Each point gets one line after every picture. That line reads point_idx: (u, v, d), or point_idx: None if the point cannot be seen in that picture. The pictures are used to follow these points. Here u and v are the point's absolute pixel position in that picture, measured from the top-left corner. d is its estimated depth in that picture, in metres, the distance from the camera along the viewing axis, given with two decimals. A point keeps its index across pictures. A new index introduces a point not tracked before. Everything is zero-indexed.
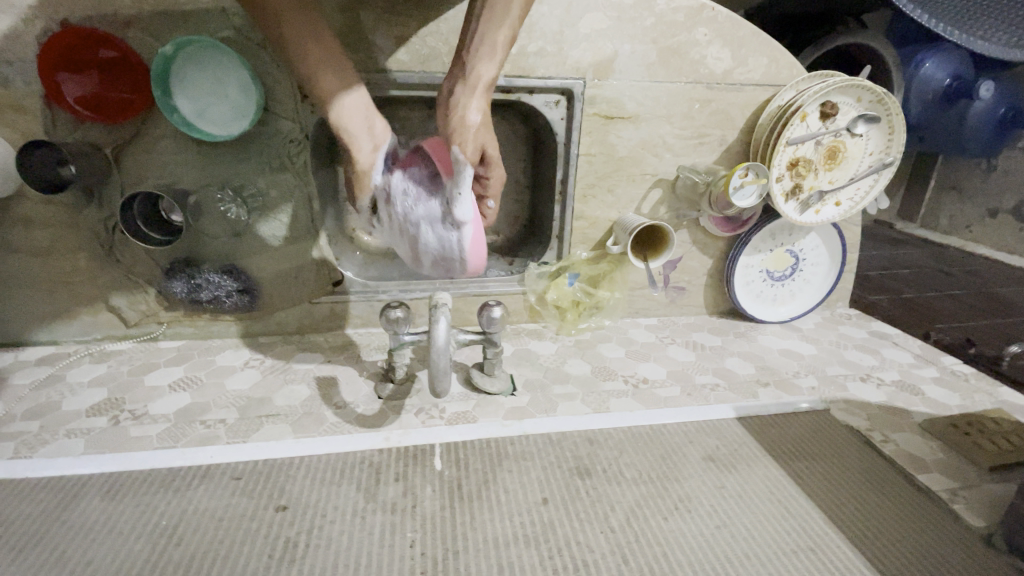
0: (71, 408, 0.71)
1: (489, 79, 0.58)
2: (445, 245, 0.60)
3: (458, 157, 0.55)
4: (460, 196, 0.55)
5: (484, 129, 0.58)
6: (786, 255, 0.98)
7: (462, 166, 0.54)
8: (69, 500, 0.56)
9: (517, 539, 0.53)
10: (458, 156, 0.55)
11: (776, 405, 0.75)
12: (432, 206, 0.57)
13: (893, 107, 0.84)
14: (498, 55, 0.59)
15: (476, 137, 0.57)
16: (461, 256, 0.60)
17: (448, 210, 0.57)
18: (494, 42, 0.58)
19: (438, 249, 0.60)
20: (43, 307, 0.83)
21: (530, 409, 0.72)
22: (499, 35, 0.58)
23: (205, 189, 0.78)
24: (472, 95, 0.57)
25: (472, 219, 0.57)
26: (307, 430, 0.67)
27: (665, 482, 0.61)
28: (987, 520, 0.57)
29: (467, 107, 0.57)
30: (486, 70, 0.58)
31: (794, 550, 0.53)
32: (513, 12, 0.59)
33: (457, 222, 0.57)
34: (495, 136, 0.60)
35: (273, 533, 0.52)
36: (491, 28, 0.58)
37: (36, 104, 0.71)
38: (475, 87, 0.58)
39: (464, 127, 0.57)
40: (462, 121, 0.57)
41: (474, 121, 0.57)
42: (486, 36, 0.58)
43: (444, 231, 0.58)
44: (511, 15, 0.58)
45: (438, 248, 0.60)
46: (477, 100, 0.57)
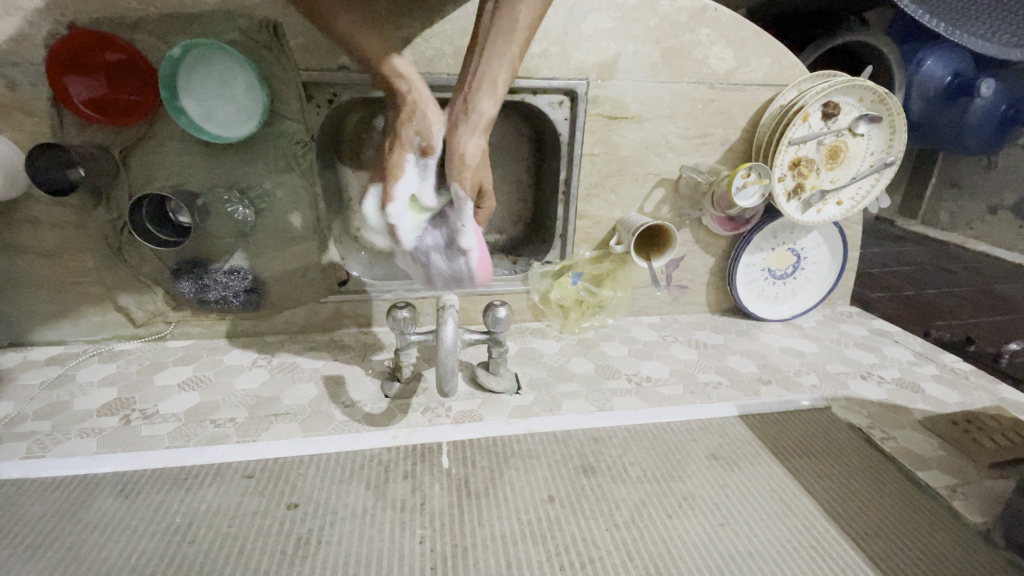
0: (82, 408, 0.72)
1: (490, 116, 0.59)
2: (453, 270, 0.66)
3: (459, 196, 0.59)
4: (464, 229, 0.62)
5: (482, 166, 0.60)
6: (787, 253, 0.98)
7: (465, 204, 0.59)
8: (83, 498, 0.57)
9: (524, 536, 0.54)
10: (459, 194, 0.59)
11: (778, 403, 0.76)
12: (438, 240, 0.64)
13: (894, 107, 0.85)
14: (498, 92, 0.60)
15: (475, 174, 0.59)
16: (468, 277, 0.67)
17: (453, 240, 0.64)
18: (495, 79, 0.59)
19: (446, 273, 0.66)
20: (52, 307, 0.83)
21: (535, 408, 0.73)
22: (500, 73, 0.59)
23: (212, 191, 0.79)
24: (472, 133, 0.58)
25: (476, 245, 0.64)
26: (316, 429, 0.68)
27: (669, 480, 0.62)
28: (985, 516, 0.58)
29: (467, 145, 0.58)
30: (487, 107, 0.59)
31: (796, 547, 0.54)
32: (513, 49, 0.59)
33: (463, 250, 0.64)
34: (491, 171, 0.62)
35: (284, 530, 0.53)
36: (493, 65, 0.59)
37: (43, 106, 0.71)
38: (477, 124, 0.58)
39: (465, 165, 0.58)
40: (462, 158, 0.58)
41: (473, 159, 0.59)
42: (488, 73, 0.59)
43: (451, 259, 0.64)
44: (511, 53, 0.59)
45: (448, 271, 0.66)
46: (477, 138, 0.59)
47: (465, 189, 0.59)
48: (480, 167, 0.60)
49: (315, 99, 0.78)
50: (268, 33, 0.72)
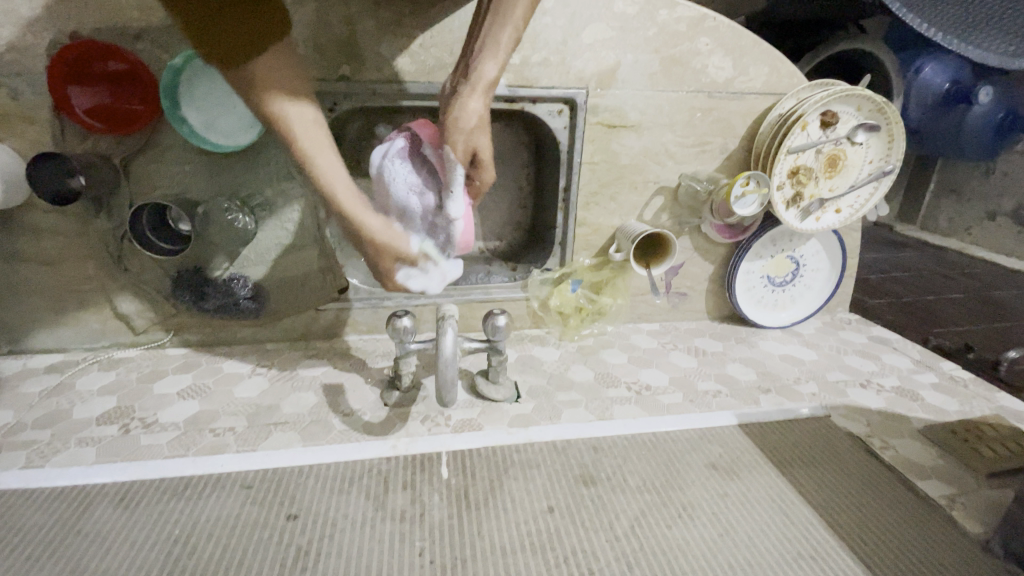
0: (81, 417, 0.72)
1: (492, 78, 0.59)
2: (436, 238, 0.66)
3: (451, 156, 0.59)
4: (452, 197, 0.62)
5: (479, 131, 0.59)
6: (786, 261, 0.98)
7: (453, 167, 0.59)
8: (83, 508, 0.57)
9: (524, 547, 0.54)
10: (449, 156, 0.59)
11: (777, 412, 0.76)
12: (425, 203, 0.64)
13: (892, 116, 0.85)
14: (501, 55, 0.60)
15: (469, 137, 0.58)
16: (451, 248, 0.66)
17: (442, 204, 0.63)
18: (499, 42, 0.60)
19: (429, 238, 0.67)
20: (52, 314, 0.83)
21: (535, 417, 0.73)
22: (504, 35, 0.60)
23: (212, 199, 0.79)
24: (472, 93, 0.58)
25: (462, 216, 0.63)
26: (316, 438, 0.68)
27: (668, 490, 0.62)
28: (984, 526, 0.58)
29: (465, 106, 0.58)
30: (489, 69, 0.59)
31: (795, 558, 0.54)
32: (518, 14, 0.60)
33: (449, 216, 0.63)
34: (490, 136, 0.60)
35: (284, 541, 0.53)
36: (496, 29, 0.60)
37: (45, 115, 0.72)
38: (477, 85, 0.58)
39: (460, 125, 0.58)
40: (458, 118, 0.58)
41: (470, 119, 0.58)
42: (491, 37, 0.60)
43: (436, 224, 0.64)
44: (517, 17, 0.60)
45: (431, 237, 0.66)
46: (477, 98, 0.58)
47: (457, 150, 0.58)
48: (477, 129, 0.58)
49: None
50: None
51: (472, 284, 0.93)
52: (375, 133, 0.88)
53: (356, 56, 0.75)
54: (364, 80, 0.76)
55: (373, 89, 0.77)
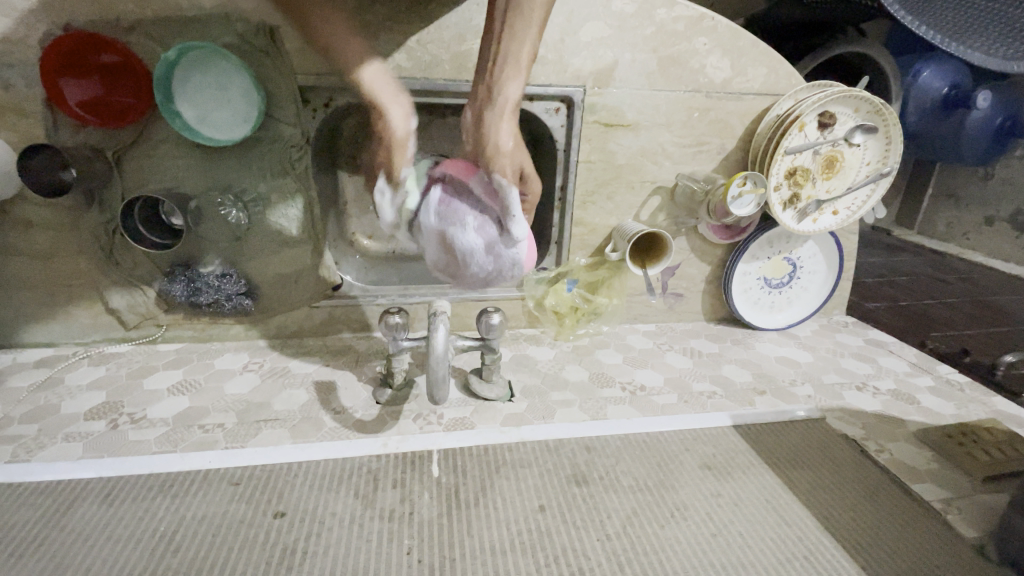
0: (70, 411, 0.71)
1: (517, 98, 0.58)
2: (502, 266, 0.62)
3: (501, 182, 0.57)
4: (514, 218, 0.58)
5: (518, 150, 0.59)
6: (783, 262, 0.98)
7: (507, 191, 0.57)
8: (67, 504, 0.56)
9: (513, 546, 0.53)
10: (500, 183, 0.57)
11: (772, 413, 0.76)
12: (487, 236, 0.59)
13: (890, 118, 0.85)
14: (523, 71, 0.58)
15: (514, 158, 0.57)
16: (514, 270, 0.63)
17: (503, 228, 0.59)
18: (519, 58, 0.58)
19: (498, 270, 0.62)
20: (42, 309, 0.83)
21: (528, 416, 0.73)
22: (523, 50, 0.58)
23: (206, 194, 0.78)
24: (503, 116, 0.57)
25: (525, 236, 0.60)
26: (306, 435, 0.67)
27: (661, 490, 0.61)
28: (979, 530, 0.58)
29: (499, 132, 0.57)
30: (514, 89, 0.58)
31: (789, 558, 0.53)
32: (534, 25, 0.58)
33: (514, 240, 0.60)
34: (530, 154, 0.60)
35: (271, 539, 0.53)
36: (513, 46, 0.57)
37: (37, 107, 0.71)
38: (506, 107, 0.57)
39: (501, 151, 0.57)
40: (496, 145, 0.57)
41: (508, 143, 0.57)
42: (509, 54, 0.58)
43: (503, 252, 0.60)
44: (532, 28, 0.58)
45: (499, 269, 0.62)
46: (509, 121, 0.57)
47: (507, 175, 0.57)
48: (517, 149, 0.58)
49: (311, 103, 0.78)
50: (265, 37, 0.72)
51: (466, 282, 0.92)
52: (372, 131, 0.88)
53: None
54: None
55: None
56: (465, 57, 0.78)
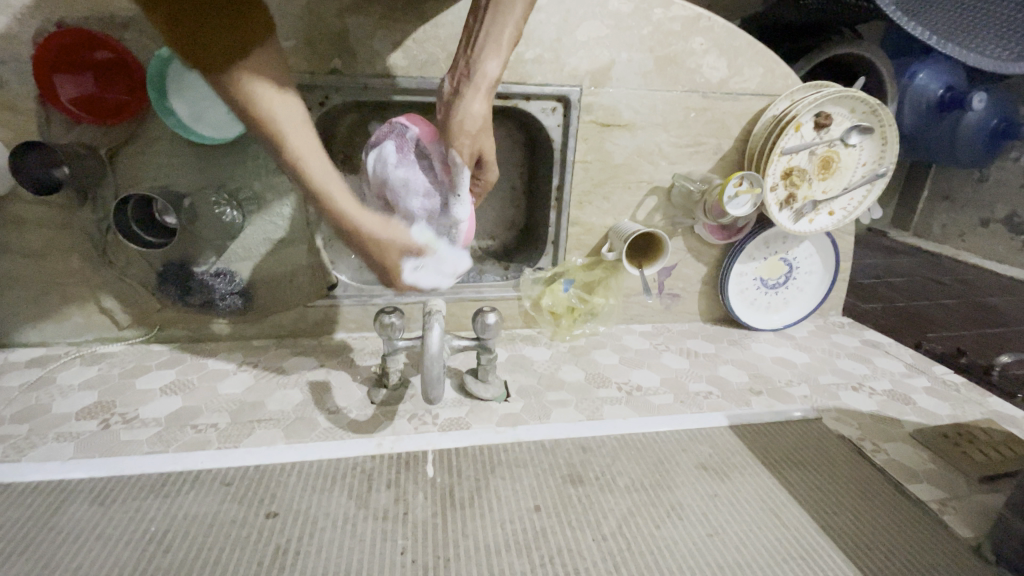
0: (61, 411, 0.70)
1: (493, 79, 0.59)
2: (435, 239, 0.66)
3: (455, 161, 0.60)
4: (460, 198, 0.63)
5: (484, 133, 0.60)
6: (779, 263, 0.98)
7: (460, 170, 0.60)
8: (57, 504, 0.56)
9: (508, 546, 0.53)
10: (455, 159, 0.59)
11: (768, 413, 0.76)
12: (430, 206, 0.63)
13: (886, 118, 0.85)
14: (503, 53, 0.59)
15: (475, 140, 0.59)
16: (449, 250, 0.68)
17: (446, 208, 0.64)
18: (500, 39, 0.59)
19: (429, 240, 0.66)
20: (34, 308, 0.82)
21: (523, 416, 0.72)
22: (506, 32, 0.59)
23: (200, 192, 0.78)
24: (475, 96, 0.58)
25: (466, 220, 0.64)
26: (300, 435, 0.67)
27: (657, 490, 0.61)
28: (975, 531, 0.58)
29: (469, 109, 0.58)
30: (490, 70, 0.59)
31: (787, 559, 0.53)
32: (519, 9, 0.59)
33: (452, 220, 0.64)
34: (493, 139, 0.61)
35: (263, 540, 0.52)
36: (497, 25, 0.58)
37: (30, 104, 0.71)
38: (480, 85, 0.58)
39: (466, 129, 0.58)
40: (462, 122, 0.58)
41: (476, 123, 0.58)
42: (492, 34, 0.59)
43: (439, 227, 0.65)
44: (516, 13, 0.59)
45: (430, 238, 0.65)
46: (481, 101, 0.58)
47: (462, 155, 0.59)
48: (481, 132, 0.59)
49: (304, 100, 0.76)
50: None
51: (463, 282, 0.92)
52: (368, 130, 0.87)
53: (348, 49, 0.74)
54: (357, 74, 0.75)
55: (364, 83, 0.76)
56: None
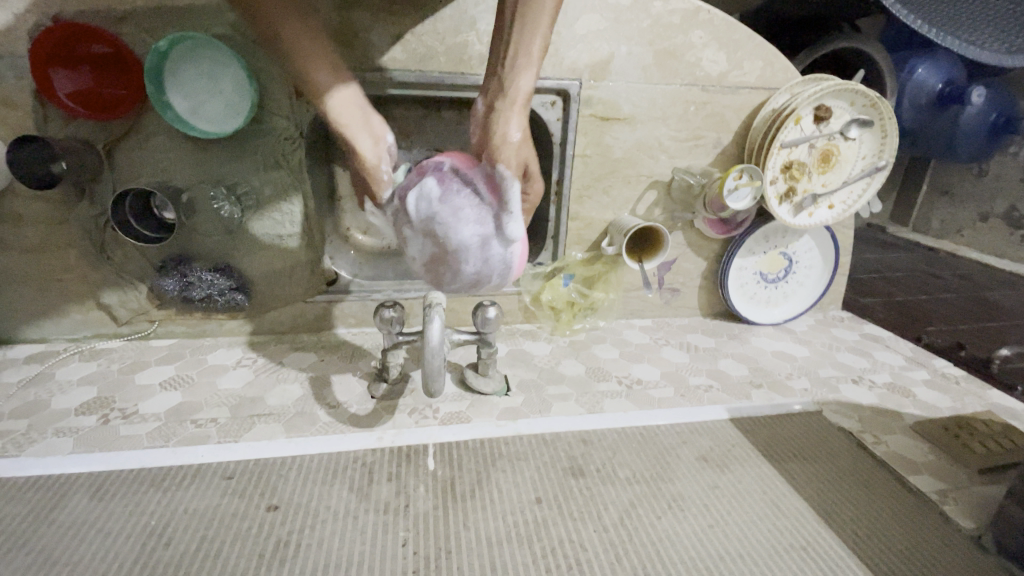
0: (60, 407, 0.70)
1: (527, 91, 0.57)
2: (492, 267, 0.57)
3: (503, 176, 0.55)
4: (513, 215, 0.54)
5: (525, 145, 0.58)
6: (779, 257, 0.98)
7: (510, 183, 0.54)
8: (57, 499, 0.55)
9: (509, 538, 0.52)
10: (504, 174, 0.55)
11: (768, 406, 0.76)
12: (483, 233, 0.54)
13: (885, 111, 0.85)
14: (535, 63, 0.56)
15: (520, 153, 0.57)
16: (506, 274, 0.59)
17: (499, 228, 0.55)
18: (532, 49, 0.56)
19: (487, 271, 0.57)
20: (32, 304, 0.81)
21: (524, 410, 0.72)
22: (536, 41, 0.56)
23: (198, 186, 0.77)
24: (513, 112, 0.56)
25: (520, 236, 0.57)
26: (300, 430, 0.67)
27: (658, 482, 0.61)
28: (976, 521, 0.58)
29: (507, 126, 0.56)
30: (525, 83, 0.56)
31: (788, 550, 0.53)
32: (547, 16, 0.56)
33: (508, 240, 0.56)
34: (536, 150, 0.59)
35: (264, 532, 0.52)
36: (526, 36, 0.55)
37: (26, 99, 0.70)
38: (515, 100, 0.56)
39: (510, 146, 0.56)
40: (503, 139, 0.56)
41: (517, 138, 0.56)
42: (521, 45, 0.55)
43: (496, 251, 0.56)
44: (545, 19, 0.55)
45: (489, 268, 0.57)
46: (519, 115, 0.56)
47: (510, 170, 0.56)
48: (524, 146, 0.58)
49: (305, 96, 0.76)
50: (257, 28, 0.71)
51: None
52: None
53: (346, 43, 0.74)
54: (355, 68, 0.75)
55: (363, 77, 0.76)
56: (461, 50, 0.77)
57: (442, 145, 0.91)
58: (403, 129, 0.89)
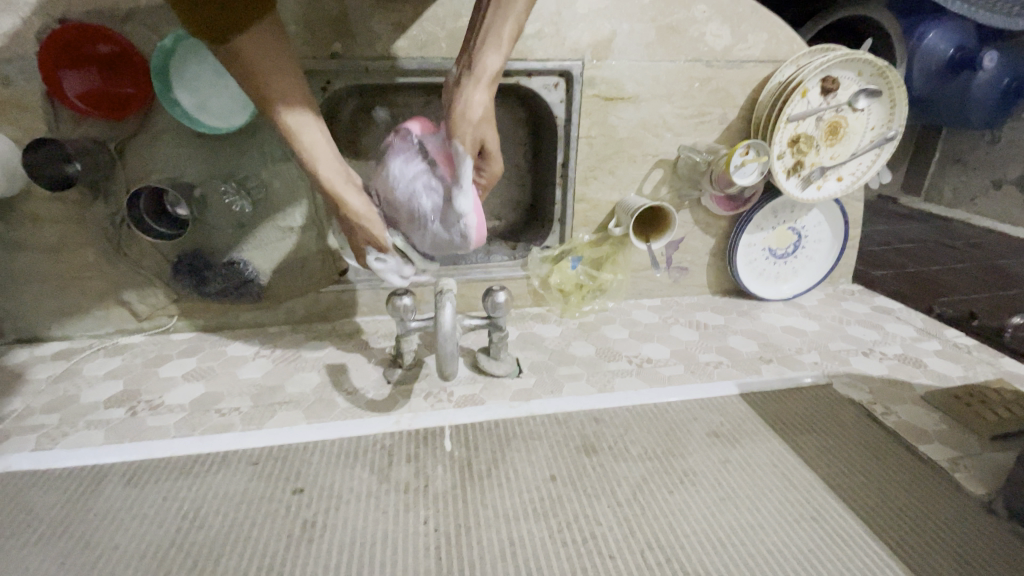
0: (89, 400, 0.73)
1: (494, 71, 0.57)
2: (448, 233, 0.61)
3: (457, 151, 0.56)
4: (462, 190, 0.58)
5: (486, 123, 0.57)
6: (788, 232, 0.98)
7: (462, 159, 0.56)
8: (93, 487, 0.58)
9: (527, 514, 0.54)
10: (457, 149, 0.56)
11: (778, 380, 0.76)
12: (434, 201, 0.59)
13: (894, 80, 0.84)
14: (504, 46, 0.57)
15: (476, 130, 0.56)
16: (466, 244, 0.62)
17: (449, 201, 0.59)
18: (503, 31, 0.57)
19: (444, 237, 0.62)
20: (56, 302, 0.84)
21: (536, 391, 0.74)
22: (507, 25, 0.57)
23: (210, 181, 0.79)
24: (476, 86, 0.56)
25: (474, 208, 0.59)
26: (320, 415, 0.69)
27: (669, 457, 0.62)
28: (986, 487, 0.59)
29: (469, 99, 0.56)
30: (492, 61, 0.57)
31: (799, 520, 0.54)
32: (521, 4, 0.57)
33: (458, 212, 0.59)
34: (497, 130, 0.58)
35: (291, 513, 0.54)
36: (498, 19, 0.57)
37: (38, 102, 0.71)
38: (479, 77, 0.56)
39: (466, 119, 0.56)
40: (464, 112, 0.56)
41: (476, 112, 0.56)
42: (493, 27, 0.57)
43: (449, 220, 0.60)
44: (518, 7, 0.57)
45: (443, 235, 0.62)
46: (482, 91, 0.56)
47: (466, 145, 0.57)
48: (484, 122, 0.57)
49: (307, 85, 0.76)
50: None
51: (471, 263, 0.93)
52: (372, 116, 0.88)
53: (348, 32, 0.74)
54: (357, 56, 0.75)
55: (364, 66, 0.76)
56: (462, 34, 0.77)
57: None
58: (406, 117, 0.90)
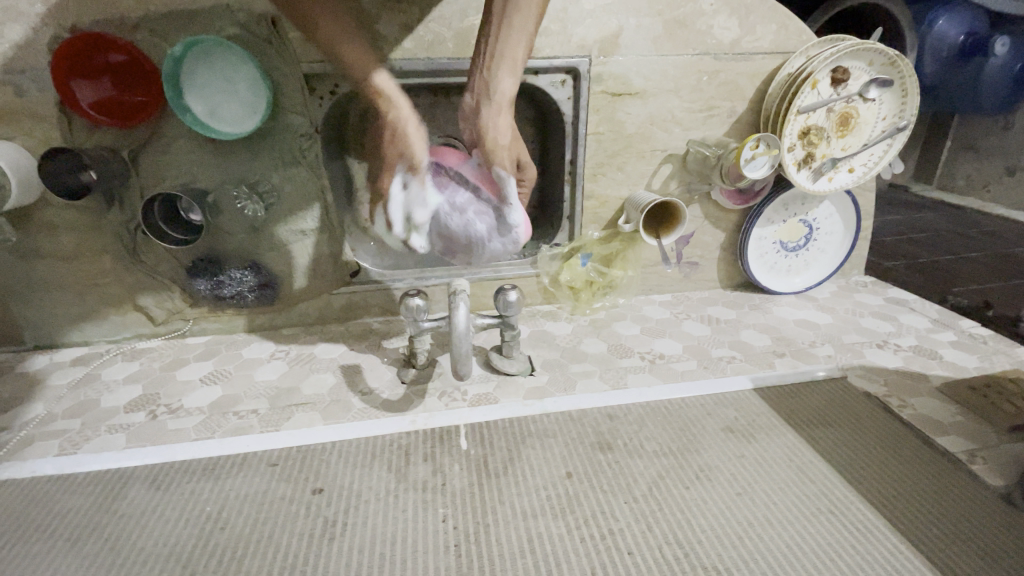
0: (109, 405, 0.74)
1: (511, 94, 0.62)
2: (502, 245, 0.69)
3: (501, 174, 0.63)
4: (511, 206, 0.66)
5: (514, 143, 0.64)
6: (799, 225, 0.97)
7: (508, 181, 0.63)
8: (117, 490, 0.59)
9: (543, 511, 0.55)
10: (500, 173, 0.63)
11: (793, 375, 0.76)
12: (488, 224, 0.67)
13: (905, 69, 0.83)
14: (517, 70, 0.62)
15: (510, 151, 0.63)
16: (517, 247, 0.71)
17: (500, 218, 0.67)
18: (516, 55, 0.62)
19: (499, 249, 0.70)
20: (73, 309, 0.85)
21: (549, 388, 0.74)
22: (518, 49, 0.62)
23: (221, 187, 0.79)
24: (499, 113, 0.62)
25: (522, 217, 0.67)
26: (336, 416, 0.70)
27: (685, 453, 0.62)
28: (1006, 479, 0.58)
29: (498, 125, 0.62)
30: (508, 86, 0.62)
31: (816, 513, 0.54)
32: (528, 26, 0.62)
33: (511, 225, 0.67)
34: (523, 145, 0.66)
35: (312, 514, 0.55)
36: (511, 43, 0.61)
37: (51, 111, 0.72)
38: (501, 103, 0.62)
39: (500, 144, 0.62)
40: (496, 139, 0.62)
41: (506, 137, 0.63)
42: (507, 51, 0.61)
43: (502, 235, 0.68)
44: (526, 29, 0.62)
45: (498, 247, 0.69)
46: (506, 116, 0.62)
47: (506, 166, 0.63)
48: (513, 142, 0.64)
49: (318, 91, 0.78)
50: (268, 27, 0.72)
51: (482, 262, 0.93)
52: None
53: None
54: None
55: None
56: (469, 34, 0.77)
57: (454, 131, 0.92)
58: None
